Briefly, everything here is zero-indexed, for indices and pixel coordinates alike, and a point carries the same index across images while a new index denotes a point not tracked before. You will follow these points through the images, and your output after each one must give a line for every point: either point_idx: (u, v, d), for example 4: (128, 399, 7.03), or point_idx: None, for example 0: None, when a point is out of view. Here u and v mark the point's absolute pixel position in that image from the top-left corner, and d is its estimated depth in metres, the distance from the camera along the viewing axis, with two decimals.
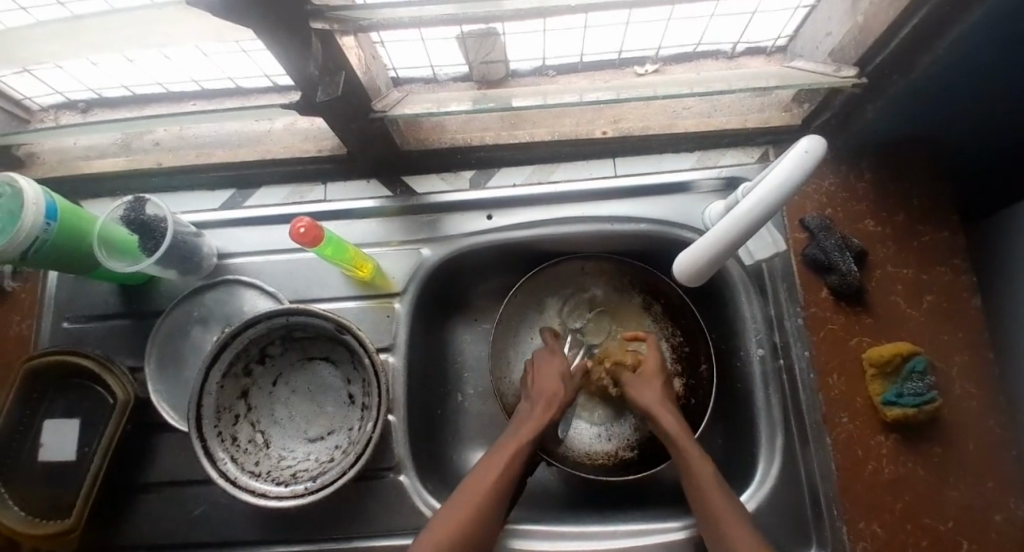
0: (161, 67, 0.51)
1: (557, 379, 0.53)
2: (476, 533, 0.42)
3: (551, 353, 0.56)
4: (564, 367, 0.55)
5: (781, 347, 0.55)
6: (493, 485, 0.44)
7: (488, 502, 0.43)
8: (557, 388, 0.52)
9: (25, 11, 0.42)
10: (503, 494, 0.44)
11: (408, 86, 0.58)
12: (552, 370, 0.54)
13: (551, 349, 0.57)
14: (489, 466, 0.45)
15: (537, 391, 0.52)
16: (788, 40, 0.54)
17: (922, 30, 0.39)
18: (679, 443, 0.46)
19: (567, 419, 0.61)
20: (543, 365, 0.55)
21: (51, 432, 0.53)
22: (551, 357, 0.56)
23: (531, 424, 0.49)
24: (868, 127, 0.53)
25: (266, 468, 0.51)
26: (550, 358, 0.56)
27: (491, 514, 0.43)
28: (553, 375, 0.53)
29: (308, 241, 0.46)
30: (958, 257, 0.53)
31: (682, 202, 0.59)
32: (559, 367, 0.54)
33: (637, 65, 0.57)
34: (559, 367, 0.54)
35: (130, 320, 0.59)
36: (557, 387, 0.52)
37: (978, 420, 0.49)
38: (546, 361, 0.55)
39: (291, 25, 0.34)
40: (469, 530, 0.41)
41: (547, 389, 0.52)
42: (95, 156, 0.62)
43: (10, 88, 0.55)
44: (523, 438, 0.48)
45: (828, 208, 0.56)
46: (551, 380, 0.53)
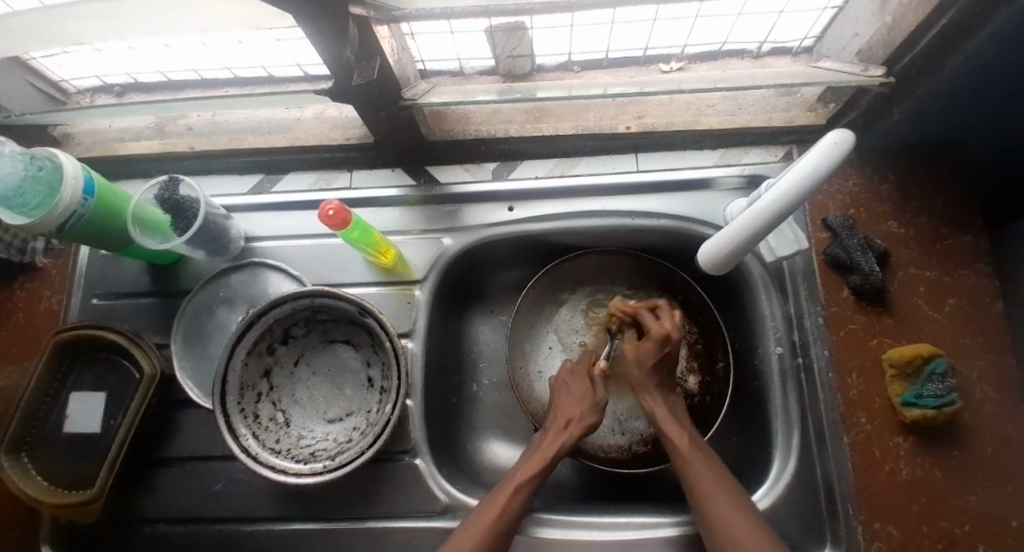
0: (197, 54, 0.53)
1: (578, 405, 0.51)
2: None
3: (577, 373, 0.53)
4: (590, 393, 0.51)
5: (800, 345, 0.54)
6: (504, 514, 0.43)
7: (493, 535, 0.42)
8: (577, 416, 0.50)
9: None
10: (514, 524, 0.44)
11: (435, 78, 0.59)
12: (575, 396, 0.51)
13: (578, 369, 0.54)
14: (499, 496, 0.44)
15: (556, 415, 0.50)
16: (814, 40, 0.54)
17: (951, 32, 0.39)
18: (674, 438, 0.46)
19: None
20: (566, 388, 0.52)
21: (79, 403, 0.54)
22: (575, 377, 0.53)
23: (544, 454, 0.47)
24: (894, 127, 0.53)
25: (285, 445, 0.52)
26: (575, 379, 0.53)
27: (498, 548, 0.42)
28: (577, 400, 0.51)
29: (336, 223, 0.47)
30: (981, 260, 0.53)
31: (703, 199, 0.60)
32: (583, 391, 0.52)
33: (662, 62, 0.57)
34: (584, 390, 0.52)
35: (157, 298, 0.61)
36: (577, 416, 0.50)
37: (998, 424, 0.49)
38: (569, 383, 0.53)
39: (330, 15, 0.35)
40: None
41: (568, 416, 0.50)
42: (131, 139, 0.64)
43: (52, 70, 0.57)
44: (539, 467, 0.46)
45: (851, 208, 0.57)
46: (572, 407, 0.51)
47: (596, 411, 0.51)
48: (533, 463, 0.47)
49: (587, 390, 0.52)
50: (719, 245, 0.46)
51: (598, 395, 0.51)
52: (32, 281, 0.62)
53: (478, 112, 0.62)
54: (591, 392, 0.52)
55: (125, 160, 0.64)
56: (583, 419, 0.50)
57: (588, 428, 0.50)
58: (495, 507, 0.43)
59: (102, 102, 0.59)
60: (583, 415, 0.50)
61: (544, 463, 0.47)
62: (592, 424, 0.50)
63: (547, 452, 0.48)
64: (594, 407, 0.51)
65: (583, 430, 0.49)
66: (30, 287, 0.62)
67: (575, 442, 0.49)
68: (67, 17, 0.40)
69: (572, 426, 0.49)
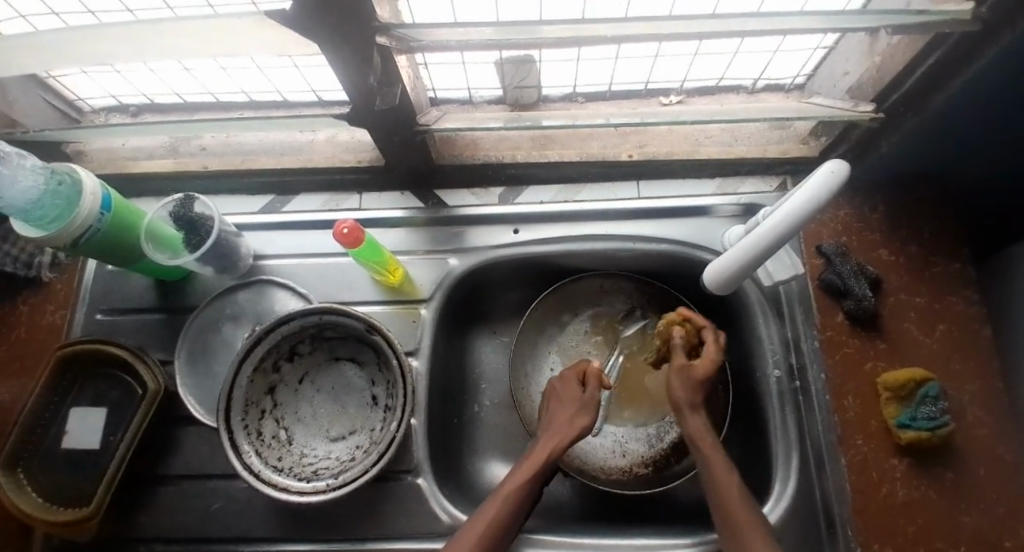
0: (216, 78, 0.55)
1: (569, 410, 0.51)
2: None
3: (567, 379, 0.54)
4: (579, 397, 0.52)
5: (797, 368, 0.55)
6: (491, 524, 0.42)
7: (490, 534, 0.41)
8: (567, 417, 0.50)
9: (92, 14, 0.45)
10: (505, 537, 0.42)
11: (445, 106, 0.61)
12: (564, 399, 0.52)
13: (569, 375, 0.54)
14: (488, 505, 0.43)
15: (550, 422, 0.51)
16: (806, 79, 0.58)
17: (936, 70, 0.43)
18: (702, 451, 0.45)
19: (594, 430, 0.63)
20: (561, 391, 0.53)
21: (79, 419, 0.54)
22: (564, 384, 0.54)
23: (540, 451, 0.47)
24: (883, 159, 0.56)
25: (288, 463, 0.52)
26: (565, 384, 0.53)
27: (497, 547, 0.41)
28: (566, 403, 0.52)
29: (349, 241, 0.49)
30: (968, 288, 0.55)
31: (701, 225, 0.62)
32: (574, 395, 0.52)
33: (662, 95, 0.60)
34: (575, 394, 0.52)
35: (164, 314, 0.61)
36: (567, 421, 0.50)
37: (991, 446, 0.50)
38: (564, 388, 0.53)
39: (352, 42, 0.37)
40: None
41: (558, 419, 0.50)
42: (144, 157, 0.65)
43: (67, 89, 0.59)
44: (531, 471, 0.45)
45: (843, 236, 0.59)
46: (560, 410, 0.51)
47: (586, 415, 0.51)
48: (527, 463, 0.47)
49: (577, 394, 0.52)
50: (725, 263, 0.48)
51: (588, 401, 0.51)
52: (36, 296, 0.62)
53: (485, 137, 0.64)
54: (580, 396, 0.52)
55: (138, 178, 0.65)
56: (573, 421, 0.50)
57: (580, 433, 0.49)
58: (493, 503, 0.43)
59: (117, 121, 0.61)
60: (573, 418, 0.50)
61: (538, 461, 0.46)
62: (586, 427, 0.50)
63: (538, 457, 0.47)
64: (584, 410, 0.51)
65: (576, 432, 0.49)
66: (34, 302, 0.62)
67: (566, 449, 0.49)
68: (84, 41, 0.41)
69: (563, 427, 0.50)
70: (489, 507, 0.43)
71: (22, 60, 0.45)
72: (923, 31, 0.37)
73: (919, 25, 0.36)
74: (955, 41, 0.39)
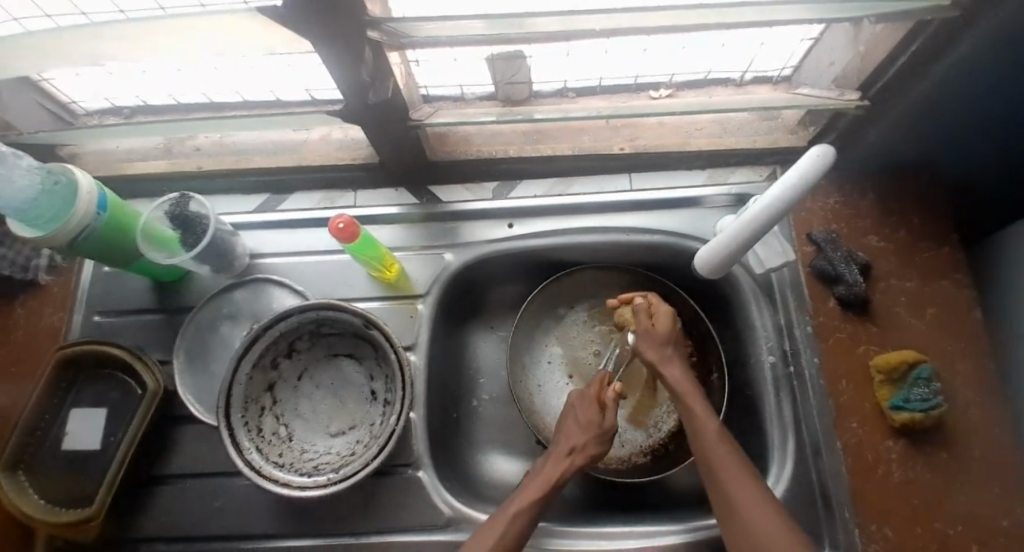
0: (209, 79, 0.55)
1: (583, 433, 0.49)
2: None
3: (587, 398, 0.52)
4: (597, 421, 0.50)
5: (791, 354, 0.56)
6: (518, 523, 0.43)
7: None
8: (583, 442, 0.49)
9: (83, 16, 0.44)
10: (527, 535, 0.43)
11: (438, 103, 0.62)
12: (582, 421, 0.50)
13: (587, 393, 0.52)
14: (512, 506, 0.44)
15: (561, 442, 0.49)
16: (793, 71, 0.58)
17: (920, 56, 0.44)
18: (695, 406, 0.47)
19: None
20: (577, 411, 0.51)
21: (79, 420, 0.54)
22: (583, 402, 0.52)
23: (551, 472, 0.46)
24: (870, 147, 0.57)
25: (289, 459, 0.52)
26: (585, 405, 0.51)
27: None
28: (583, 427, 0.50)
29: (345, 236, 0.49)
30: (958, 272, 0.56)
31: (693, 215, 0.63)
32: (592, 418, 0.50)
33: (652, 89, 0.61)
34: (593, 418, 0.50)
35: (161, 314, 0.61)
36: (582, 445, 0.48)
37: (984, 426, 0.51)
38: (580, 407, 0.51)
39: (345, 38, 0.37)
40: None
41: (574, 443, 0.49)
42: (138, 159, 0.65)
43: (61, 93, 0.59)
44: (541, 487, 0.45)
45: (833, 223, 0.60)
46: (577, 434, 0.49)
47: (603, 440, 0.49)
48: (541, 485, 0.45)
49: (595, 418, 0.50)
50: (718, 247, 0.51)
51: (605, 424, 0.50)
52: (33, 300, 0.62)
53: (478, 133, 0.65)
54: (599, 420, 0.50)
55: (133, 180, 0.65)
56: (587, 447, 0.49)
57: (593, 457, 0.48)
58: (499, 525, 0.43)
59: (110, 122, 0.61)
60: (586, 443, 0.48)
61: (550, 486, 0.45)
62: (596, 454, 0.49)
63: (553, 474, 0.46)
64: (602, 436, 0.49)
65: (588, 458, 0.48)
66: (31, 305, 0.62)
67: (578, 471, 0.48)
68: (76, 42, 0.41)
69: (580, 447, 0.48)
70: (495, 529, 0.42)
71: (15, 62, 0.45)
72: (906, 18, 0.39)
73: (902, 12, 0.38)
74: (939, 27, 0.40)
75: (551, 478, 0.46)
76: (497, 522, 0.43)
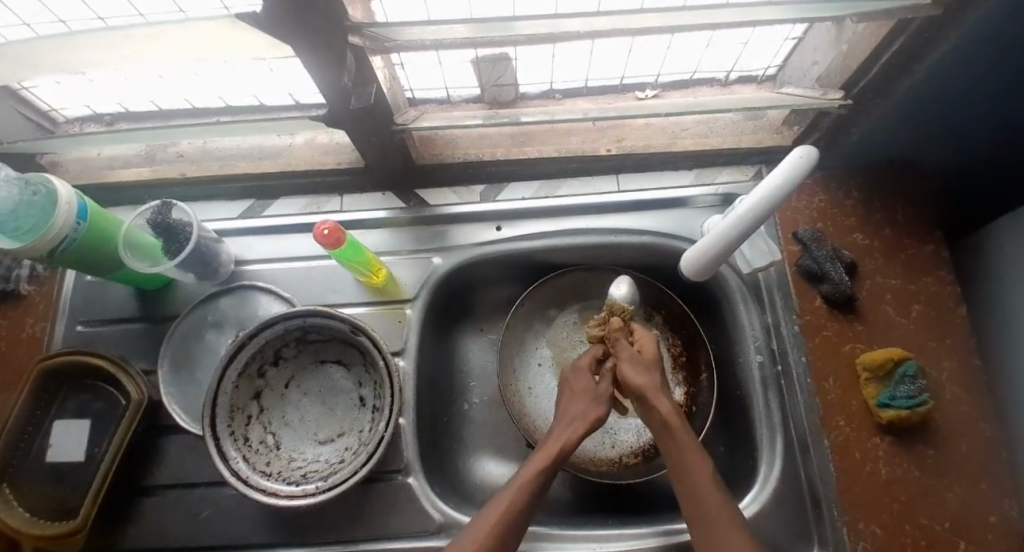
0: (189, 85, 0.54)
1: (582, 403, 0.49)
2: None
3: (579, 370, 0.52)
4: (592, 390, 0.50)
5: (778, 353, 0.56)
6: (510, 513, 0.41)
7: (493, 545, 0.39)
8: (583, 410, 0.48)
9: (101, 20, 0.43)
10: (520, 526, 0.41)
11: (424, 106, 0.61)
12: (579, 393, 0.50)
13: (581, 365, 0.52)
14: (503, 497, 0.42)
15: (562, 415, 0.49)
16: (778, 69, 0.58)
17: (904, 50, 0.44)
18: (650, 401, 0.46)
19: None
20: (573, 382, 0.51)
21: (62, 431, 0.53)
22: (577, 374, 0.52)
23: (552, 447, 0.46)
24: (854, 147, 0.57)
25: (277, 468, 0.52)
26: (578, 376, 0.51)
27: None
28: (581, 397, 0.50)
29: (330, 242, 0.49)
30: (942, 268, 0.57)
31: (680, 215, 0.63)
32: (588, 388, 0.50)
33: (637, 90, 0.61)
34: (588, 387, 0.50)
35: (146, 323, 0.61)
36: (581, 414, 0.48)
37: (969, 421, 0.52)
38: (575, 378, 0.51)
39: (325, 42, 0.37)
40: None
41: (574, 414, 0.48)
42: (120, 166, 0.64)
43: (42, 100, 0.58)
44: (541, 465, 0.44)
45: (819, 222, 0.60)
46: (576, 404, 0.49)
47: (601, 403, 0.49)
48: (541, 463, 0.44)
49: (591, 387, 0.50)
50: (703, 249, 0.51)
51: (601, 390, 0.49)
52: (14, 310, 0.61)
53: (464, 136, 0.65)
54: (595, 388, 0.50)
55: (116, 187, 0.64)
56: (588, 412, 0.48)
57: (595, 424, 0.47)
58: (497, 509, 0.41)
59: (90, 129, 0.60)
60: (586, 411, 0.48)
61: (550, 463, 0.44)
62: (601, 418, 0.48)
63: (554, 449, 0.45)
64: (599, 402, 0.49)
65: (592, 422, 0.47)
66: (12, 315, 0.61)
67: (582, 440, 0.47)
68: (52, 50, 0.41)
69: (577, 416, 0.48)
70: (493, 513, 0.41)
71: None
72: (887, 18, 0.39)
73: (883, 12, 0.38)
74: (921, 23, 0.41)
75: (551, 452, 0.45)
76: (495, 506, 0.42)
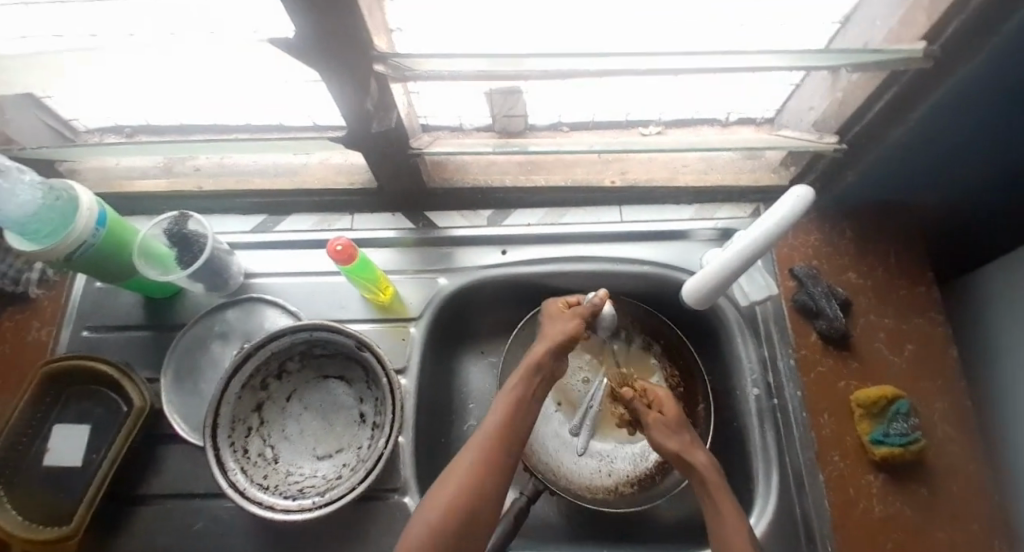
0: (214, 103, 0.56)
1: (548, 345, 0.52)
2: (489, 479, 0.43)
3: (553, 318, 0.55)
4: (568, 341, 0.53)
5: (774, 386, 0.58)
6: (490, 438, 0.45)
7: (481, 467, 0.43)
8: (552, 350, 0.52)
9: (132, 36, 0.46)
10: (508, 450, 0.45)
11: (437, 133, 0.63)
12: (553, 338, 0.53)
13: (553, 315, 0.56)
14: (484, 426, 0.46)
15: (532, 353, 0.52)
16: (775, 113, 0.61)
17: (896, 100, 0.46)
18: (686, 455, 0.49)
19: (582, 445, 0.64)
20: (549, 329, 0.54)
21: (62, 434, 0.53)
22: (553, 323, 0.55)
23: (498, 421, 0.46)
24: (847, 189, 0.60)
25: (273, 482, 0.52)
26: (552, 323, 0.55)
27: (486, 490, 0.42)
28: (549, 341, 0.53)
29: (342, 258, 0.51)
30: (933, 310, 0.59)
31: (680, 248, 0.65)
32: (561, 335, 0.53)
33: (642, 126, 0.64)
34: (561, 334, 0.53)
35: (151, 331, 0.61)
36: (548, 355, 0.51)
37: (962, 462, 0.52)
38: (552, 325, 0.55)
39: (352, 68, 0.39)
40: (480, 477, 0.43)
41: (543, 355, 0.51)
42: (137, 177, 0.66)
43: (63, 110, 0.60)
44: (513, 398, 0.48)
45: (814, 259, 0.62)
46: (543, 345, 0.53)
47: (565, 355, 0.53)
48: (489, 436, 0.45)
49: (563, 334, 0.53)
50: (701, 280, 0.53)
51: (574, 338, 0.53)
52: (21, 313, 0.62)
53: (474, 163, 0.67)
54: (568, 335, 0.53)
55: (132, 197, 0.66)
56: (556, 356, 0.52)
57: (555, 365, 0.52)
58: (453, 479, 0.43)
59: (113, 140, 0.62)
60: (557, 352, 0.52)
61: (504, 437, 0.45)
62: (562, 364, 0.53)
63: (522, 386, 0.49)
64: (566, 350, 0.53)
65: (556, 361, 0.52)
66: (18, 318, 0.62)
67: (551, 372, 0.52)
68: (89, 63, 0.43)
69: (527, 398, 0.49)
70: (450, 484, 0.42)
71: (18, 77, 0.45)
72: (880, 69, 0.41)
73: (876, 63, 0.40)
74: (912, 74, 0.43)
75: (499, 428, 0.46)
76: (453, 475, 0.43)
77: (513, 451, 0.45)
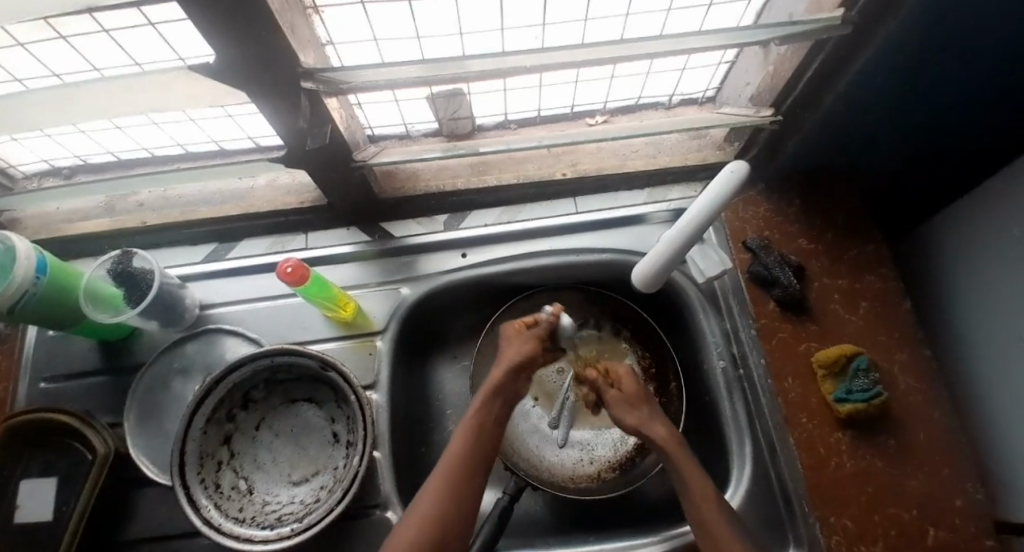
0: (147, 133, 0.55)
1: (507, 361, 0.52)
2: (458, 503, 0.43)
3: (510, 335, 0.55)
4: (526, 357, 0.52)
5: (739, 357, 0.59)
6: (456, 462, 0.45)
7: (449, 491, 0.43)
8: (512, 368, 0.51)
9: (58, 77, 0.44)
10: (477, 472, 0.45)
11: (384, 142, 0.62)
12: (511, 354, 0.53)
13: (511, 331, 0.55)
14: (451, 450, 0.46)
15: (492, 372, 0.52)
16: (715, 91, 0.62)
17: (824, 68, 0.48)
18: (646, 428, 0.50)
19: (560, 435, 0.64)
20: (507, 346, 0.54)
21: (29, 491, 0.51)
22: (510, 339, 0.55)
23: (454, 460, 0.45)
24: (789, 160, 0.62)
25: (250, 513, 0.51)
26: (509, 340, 0.55)
27: (456, 515, 0.42)
28: (508, 359, 0.52)
29: (294, 279, 0.50)
30: (884, 266, 0.61)
31: (637, 232, 0.66)
32: (518, 351, 0.53)
33: (588, 116, 0.64)
34: (518, 350, 0.53)
35: (110, 375, 0.59)
36: (505, 372, 0.51)
37: (923, 409, 0.54)
38: (509, 344, 0.54)
39: (281, 86, 0.38)
40: (450, 502, 0.42)
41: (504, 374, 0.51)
42: (79, 219, 0.64)
43: (2, 159, 0.58)
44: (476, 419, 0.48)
45: (766, 231, 0.64)
46: (501, 362, 0.52)
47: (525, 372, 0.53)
48: (448, 477, 0.44)
49: (521, 349, 0.53)
50: (651, 262, 0.54)
51: (533, 353, 0.53)
52: None
53: (425, 169, 0.66)
54: (526, 351, 0.53)
55: (76, 240, 0.64)
56: (517, 375, 0.52)
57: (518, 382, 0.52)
58: (423, 505, 0.42)
59: (49, 184, 0.60)
60: (517, 371, 0.52)
61: (470, 459, 0.45)
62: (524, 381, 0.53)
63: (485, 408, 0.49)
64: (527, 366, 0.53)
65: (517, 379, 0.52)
66: None
67: (514, 388, 0.52)
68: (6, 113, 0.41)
69: (487, 428, 0.48)
70: (420, 511, 0.42)
71: None
72: (803, 39, 0.42)
73: (799, 35, 0.41)
74: (835, 40, 0.44)
75: (455, 467, 0.44)
76: (423, 502, 0.43)
77: (481, 474, 0.45)
